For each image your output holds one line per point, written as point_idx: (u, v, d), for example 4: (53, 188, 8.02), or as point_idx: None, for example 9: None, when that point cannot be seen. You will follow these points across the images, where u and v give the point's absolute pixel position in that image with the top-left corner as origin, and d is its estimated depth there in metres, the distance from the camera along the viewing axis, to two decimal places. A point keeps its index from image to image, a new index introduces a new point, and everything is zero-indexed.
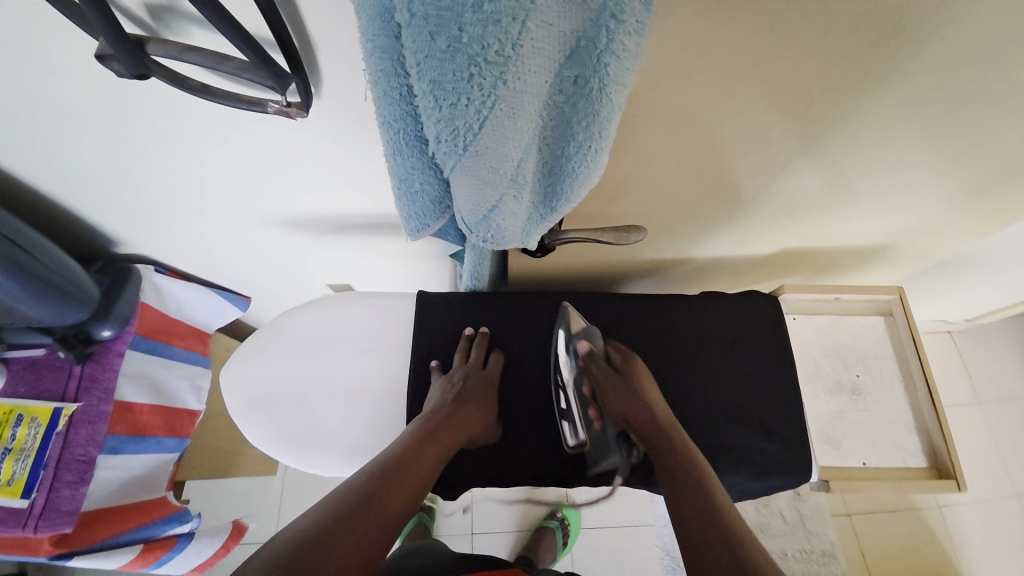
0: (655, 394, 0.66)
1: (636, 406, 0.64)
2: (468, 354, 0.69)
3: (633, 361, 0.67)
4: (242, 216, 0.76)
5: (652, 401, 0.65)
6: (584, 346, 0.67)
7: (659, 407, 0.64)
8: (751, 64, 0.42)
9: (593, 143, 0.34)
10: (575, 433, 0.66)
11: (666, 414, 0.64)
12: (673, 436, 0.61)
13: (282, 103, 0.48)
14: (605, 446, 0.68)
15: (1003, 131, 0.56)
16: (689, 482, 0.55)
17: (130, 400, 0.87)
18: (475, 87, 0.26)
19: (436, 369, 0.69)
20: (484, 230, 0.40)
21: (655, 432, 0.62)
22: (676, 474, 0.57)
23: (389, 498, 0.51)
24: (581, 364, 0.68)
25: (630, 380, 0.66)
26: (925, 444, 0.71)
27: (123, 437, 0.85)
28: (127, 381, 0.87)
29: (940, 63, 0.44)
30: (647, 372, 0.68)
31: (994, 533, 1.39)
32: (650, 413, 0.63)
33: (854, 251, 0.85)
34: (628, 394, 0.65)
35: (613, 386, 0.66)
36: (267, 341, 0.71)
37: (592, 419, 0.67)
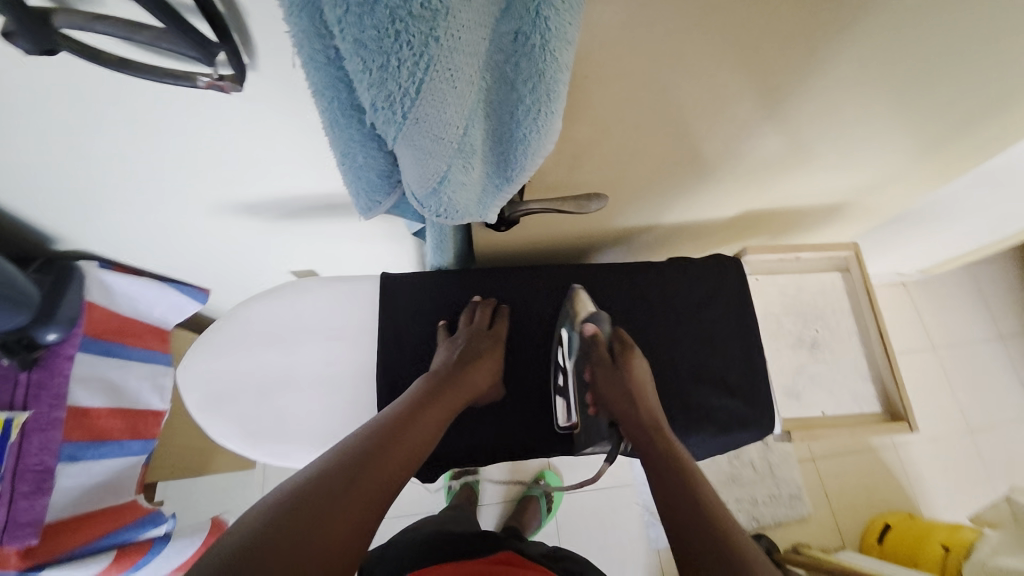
0: (647, 389, 0.63)
1: (627, 401, 0.61)
2: (474, 315, 0.68)
3: (632, 353, 0.64)
4: (186, 205, 0.72)
5: (641, 397, 0.61)
6: (590, 329, 0.64)
7: (649, 404, 0.61)
8: (704, 18, 0.41)
9: (540, 106, 0.33)
10: (569, 415, 0.70)
11: (654, 412, 0.60)
12: (658, 435, 0.59)
13: (214, 77, 0.44)
14: (596, 432, 0.67)
15: (950, 83, 0.57)
16: (677, 482, 0.53)
17: (85, 404, 0.83)
18: (404, 47, 0.24)
19: (443, 329, 0.68)
20: (435, 204, 0.38)
21: (642, 426, 0.60)
22: (659, 468, 0.55)
23: (384, 463, 0.49)
24: (585, 349, 0.65)
25: (625, 372, 0.63)
26: (878, 389, 0.75)
27: (82, 443, 0.82)
28: (80, 384, 0.83)
29: (882, 15, 0.44)
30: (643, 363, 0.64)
31: (945, 466, 1.50)
32: (640, 409, 0.61)
33: (812, 210, 0.87)
34: (621, 384, 0.62)
35: (607, 378, 0.63)
36: (226, 332, 0.68)
37: (589, 405, 0.67)
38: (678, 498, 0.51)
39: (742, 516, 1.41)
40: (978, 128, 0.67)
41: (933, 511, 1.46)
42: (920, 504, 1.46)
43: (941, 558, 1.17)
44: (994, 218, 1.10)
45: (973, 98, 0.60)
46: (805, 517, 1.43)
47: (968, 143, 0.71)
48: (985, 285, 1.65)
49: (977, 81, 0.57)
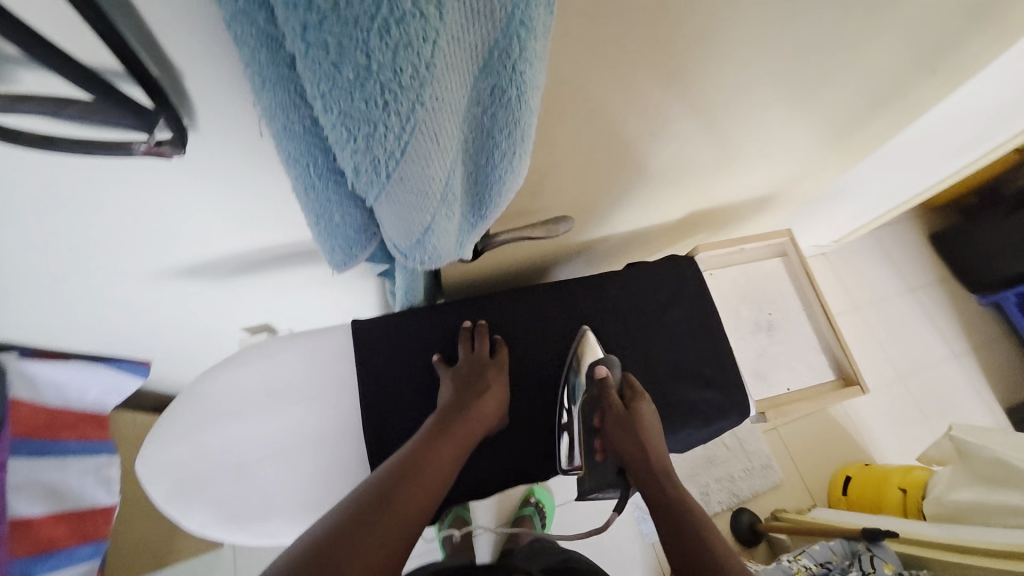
0: (657, 436, 0.63)
1: (636, 444, 0.62)
2: (474, 344, 0.69)
3: (641, 400, 0.66)
4: (120, 277, 0.65)
5: (650, 443, 0.62)
6: (602, 371, 0.67)
7: (657, 450, 0.61)
8: (639, 48, 0.45)
9: (515, 149, 0.33)
10: (572, 458, 0.71)
11: (662, 459, 0.61)
12: (670, 482, 0.58)
13: (151, 142, 0.42)
14: (603, 478, 0.68)
15: (849, 85, 0.65)
16: (683, 518, 0.54)
17: (24, 514, 0.76)
18: (392, 114, 0.24)
19: (440, 361, 0.68)
20: (419, 253, 0.38)
21: (649, 472, 0.59)
22: (662, 500, 0.57)
23: (406, 502, 0.49)
24: (594, 392, 0.68)
25: (634, 419, 0.64)
26: (829, 359, 0.82)
27: (27, 558, 0.76)
28: (19, 493, 0.76)
29: (790, 34, 0.50)
30: (651, 409, 0.66)
31: (884, 413, 1.67)
32: (647, 453, 0.61)
33: (747, 204, 0.94)
34: (630, 429, 0.63)
35: (615, 422, 0.64)
36: (188, 412, 0.63)
37: (595, 451, 0.68)
38: (690, 553, 0.51)
39: (723, 494, 1.48)
40: (874, 120, 0.77)
41: (882, 455, 1.61)
42: (870, 451, 1.61)
43: (902, 500, 1.31)
44: (889, 191, 1.26)
45: (868, 96, 0.69)
46: (777, 483, 1.53)
47: (867, 133, 0.81)
48: (889, 246, 1.88)
49: (869, 82, 0.65)
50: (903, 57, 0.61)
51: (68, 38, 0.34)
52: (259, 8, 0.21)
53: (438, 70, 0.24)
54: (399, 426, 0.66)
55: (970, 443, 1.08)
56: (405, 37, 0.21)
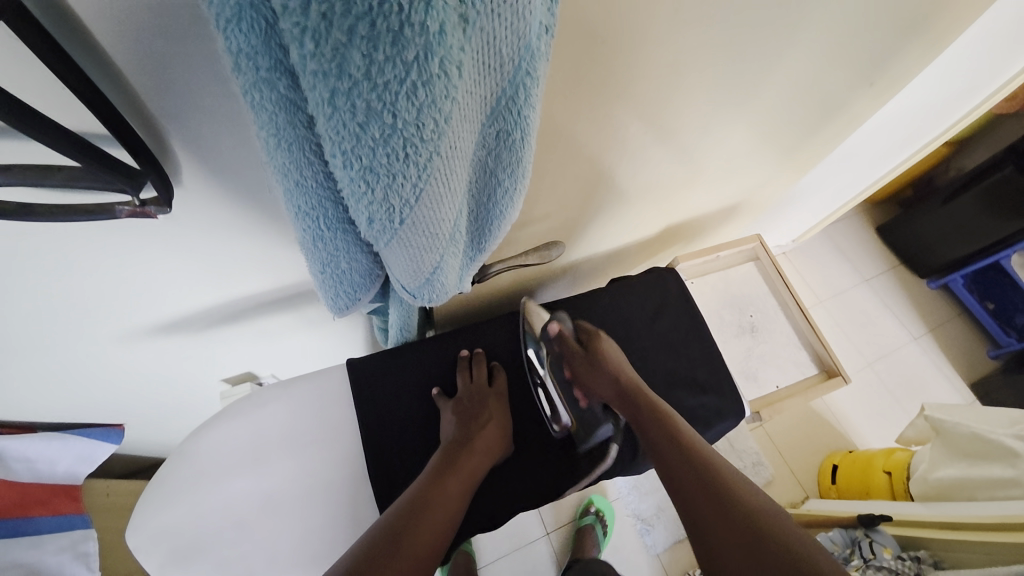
0: (622, 363, 0.70)
1: (608, 377, 0.68)
2: (473, 373, 0.69)
3: (599, 339, 0.71)
4: (99, 339, 0.62)
5: (618, 371, 0.68)
6: (555, 328, 0.71)
7: (626, 373, 0.68)
8: (611, 80, 0.48)
9: (517, 186, 0.35)
10: (561, 416, 0.70)
11: (631, 379, 0.67)
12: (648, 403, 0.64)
13: (136, 203, 0.41)
14: (594, 420, 0.70)
15: (800, 100, 0.70)
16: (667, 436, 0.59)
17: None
18: (411, 165, 0.25)
19: (441, 395, 0.67)
20: (428, 292, 0.39)
21: (631, 398, 0.65)
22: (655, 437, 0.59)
23: (413, 540, 0.49)
24: (555, 348, 0.71)
25: (599, 354, 0.69)
26: (811, 354, 0.86)
27: None
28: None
29: (747, 57, 0.54)
30: (611, 343, 0.71)
31: (860, 399, 1.75)
32: (618, 379, 0.68)
33: (717, 214, 0.99)
34: (600, 366, 0.69)
35: (587, 364, 0.70)
36: (179, 473, 0.60)
37: (578, 399, 0.70)
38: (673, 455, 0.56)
39: None
40: (824, 130, 0.83)
41: (863, 440, 1.68)
42: (852, 438, 1.68)
43: (888, 484, 1.37)
44: (840, 191, 1.35)
45: (820, 108, 0.75)
46: (770, 479, 1.56)
47: (820, 141, 0.87)
48: (843, 241, 2.00)
49: (820, 95, 0.71)
50: (846, 72, 0.67)
51: (53, 105, 0.33)
52: (281, 76, 0.21)
53: (454, 123, 0.25)
54: (404, 464, 0.64)
55: (948, 422, 1.14)
56: (430, 96, 0.22)
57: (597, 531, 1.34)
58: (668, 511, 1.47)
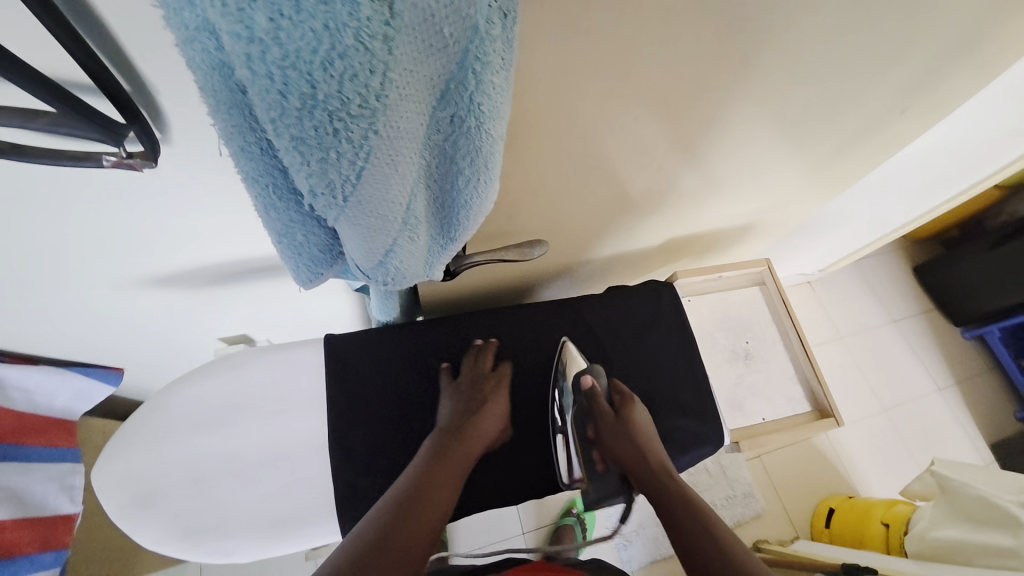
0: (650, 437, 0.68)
1: (630, 447, 0.66)
2: (478, 359, 0.69)
3: (632, 406, 0.69)
4: (94, 285, 0.65)
5: (646, 448, 0.66)
6: (588, 381, 0.70)
7: (654, 452, 0.66)
8: (626, 76, 0.45)
9: (480, 176, 0.34)
10: (573, 471, 0.72)
11: (660, 458, 0.65)
12: (668, 478, 0.62)
13: (121, 155, 0.42)
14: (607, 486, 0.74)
15: (827, 120, 0.66)
16: (680, 507, 0.58)
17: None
18: (344, 141, 0.24)
19: (446, 371, 0.68)
20: (383, 274, 0.38)
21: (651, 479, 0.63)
22: (681, 521, 0.56)
23: (405, 536, 0.49)
24: (585, 403, 0.71)
25: (627, 423, 0.68)
26: (805, 390, 0.82)
27: None
28: None
29: (763, 70, 0.51)
30: (644, 413, 0.70)
31: (868, 443, 1.67)
32: (642, 453, 0.66)
33: (729, 231, 0.96)
34: (625, 437, 0.67)
35: (612, 431, 0.68)
36: (149, 424, 0.61)
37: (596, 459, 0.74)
38: (684, 519, 0.56)
39: None
40: (851, 155, 0.79)
41: (867, 487, 1.60)
42: (854, 483, 1.60)
43: (884, 535, 1.30)
44: (871, 222, 1.28)
45: (846, 132, 0.71)
46: (760, 513, 1.51)
47: (846, 167, 0.83)
48: (873, 277, 1.91)
49: (846, 117, 0.67)
50: (878, 94, 0.63)
51: (37, 52, 0.34)
52: (207, 35, 0.21)
53: (392, 102, 0.24)
54: (366, 447, 0.64)
55: (954, 481, 1.08)
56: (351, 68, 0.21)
57: (577, 531, 1.34)
58: (648, 529, 1.45)
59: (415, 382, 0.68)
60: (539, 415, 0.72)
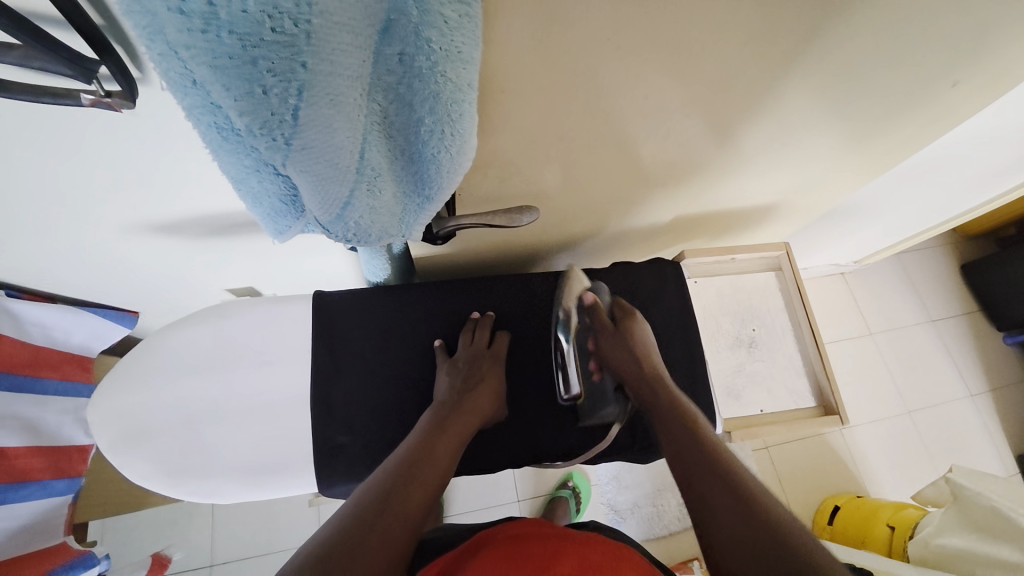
0: (649, 348, 0.67)
1: (630, 354, 0.66)
2: (475, 335, 0.69)
3: (633, 319, 0.68)
4: (97, 229, 0.66)
5: (646, 354, 0.65)
6: (589, 298, 0.70)
7: (651, 359, 0.65)
8: (642, 9, 0.37)
9: (443, 125, 0.31)
10: (570, 386, 0.70)
11: (655, 364, 0.65)
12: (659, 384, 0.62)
13: (100, 94, 0.41)
14: (602, 398, 0.71)
15: (864, 91, 0.59)
16: (679, 425, 0.55)
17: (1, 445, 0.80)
18: (267, 71, 0.22)
19: (441, 348, 0.68)
20: (345, 229, 0.36)
21: (646, 383, 0.63)
22: (673, 429, 0.56)
23: (404, 501, 0.50)
24: (586, 319, 0.70)
25: (628, 334, 0.67)
26: (812, 384, 0.78)
27: (3, 486, 0.80)
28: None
29: (790, 30, 0.45)
30: (643, 327, 0.68)
31: (885, 444, 1.60)
32: (639, 360, 0.65)
33: (751, 211, 0.89)
34: (625, 345, 0.66)
35: (610, 340, 0.68)
36: (140, 366, 0.64)
37: (592, 371, 0.70)
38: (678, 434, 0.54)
39: None
40: (892, 134, 0.71)
41: (879, 488, 1.54)
42: (865, 483, 1.54)
43: (887, 538, 1.26)
44: (915, 211, 1.18)
45: (887, 106, 0.63)
46: None
47: (886, 147, 0.75)
48: (914, 272, 1.78)
49: (888, 89, 0.59)
50: (926, 63, 0.55)
51: None
52: None
53: (315, 31, 0.22)
54: (347, 406, 0.65)
55: (968, 489, 1.05)
56: None
57: (570, 504, 1.35)
58: (643, 508, 1.45)
59: (399, 349, 0.68)
60: (524, 389, 0.71)
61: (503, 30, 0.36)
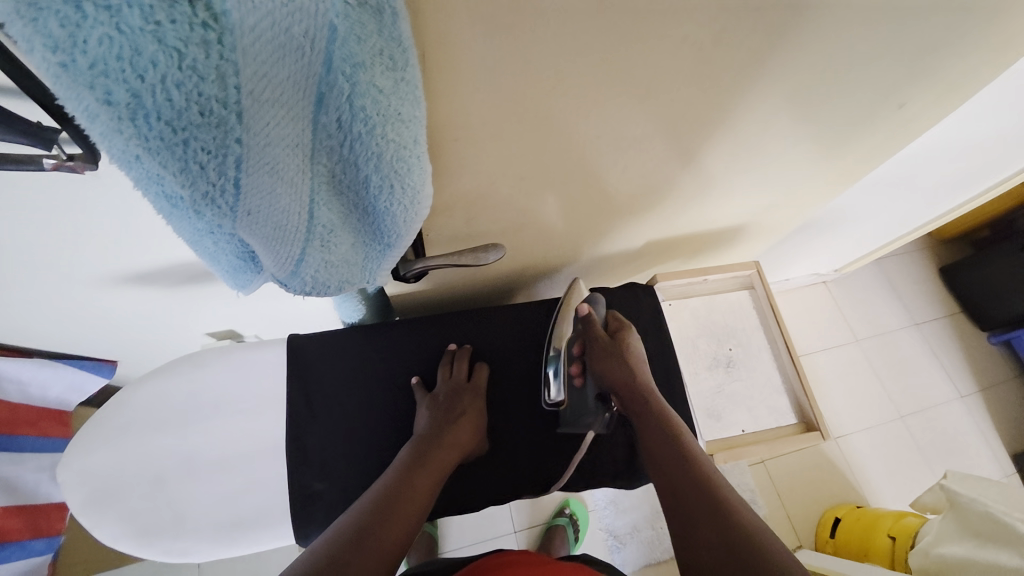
0: (641, 363, 0.68)
1: (623, 369, 0.66)
2: (453, 368, 0.68)
3: (626, 333, 0.70)
4: (69, 284, 0.65)
5: (636, 366, 0.66)
6: (585, 309, 0.70)
7: (642, 375, 0.66)
8: (582, 61, 0.39)
9: (389, 179, 0.32)
10: (558, 393, 0.68)
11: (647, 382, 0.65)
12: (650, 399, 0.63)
13: (61, 158, 0.41)
14: (583, 406, 0.70)
15: (812, 116, 0.61)
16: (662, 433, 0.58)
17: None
18: (199, 150, 0.23)
19: (419, 385, 0.67)
20: (303, 281, 0.37)
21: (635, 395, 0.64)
22: (655, 440, 0.58)
23: (380, 538, 0.49)
24: (579, 327, 0.70)
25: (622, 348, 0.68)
26: (792, 402, 0.78)
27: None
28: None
29: (729, 69, 0.47)
30: (636, 343, 0.70)
31: (880, 451, 1.59)
32: (632, 375, 0.65)
33: (723, 231, 0.91)
34: (614, 358, 0.67)
35: (607, 352, 0.67)
36: (111, 422, 0.63)
37: (574, 376, 0.71)
38: (659, 436, 0.58)
39: None
40: (846, 154, 0.74)
41: (879, 498, 1.53)
42: (865, 494, 1.53)
43: (890, 549, 1.24)
44: (884, 221, 1.21)
45: (836, 129, 0.66)
46: None
47: (842, 166, 0.78)
48: (894, 277, 1.82)
49: (835, 114, 0.62)
50: (865, 90, 0.58)
51: None
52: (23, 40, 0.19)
53: (244, 110, 0.22)
54: (323, 450, 0.65)
55: (963, 496, 1.04)
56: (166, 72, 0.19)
57: (568, 533, 1.32)
58: (643, 532, 1.42)
59: (373, 388, 0.67)
60: (505, 421, 0.71)
61: (448, 84, 0.37)
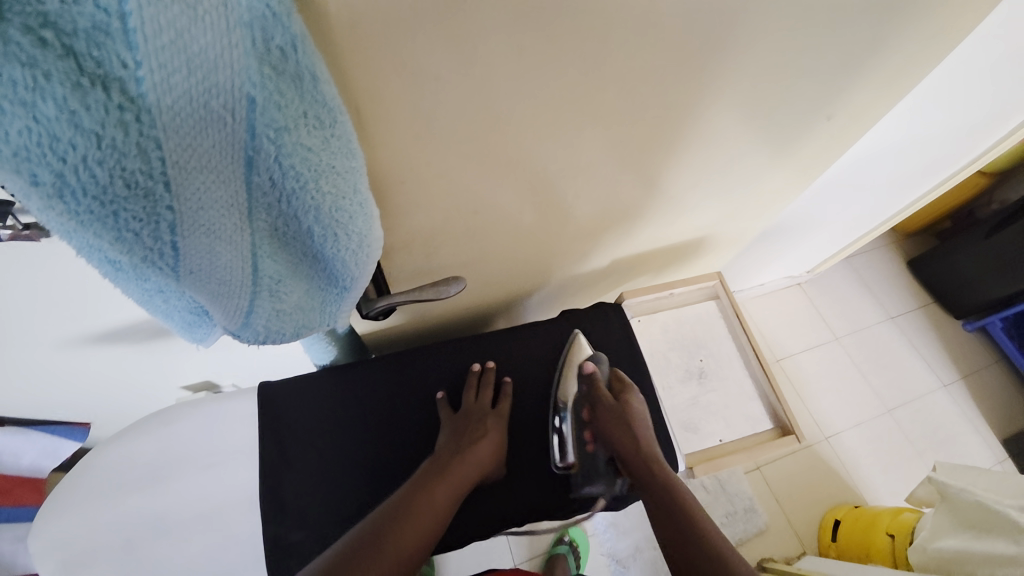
0: (645, 425, 0.68)
1: (630, 433, 0.66)
2: (480, 391, 0.70)
3: (629, 393, 0.70)
4: (34, 349, 0.65)
5: (644, 433, 0.66)
6: (590, 368, 0.73)
7: (649, 439, 0.66)
8: (513, 103, 0.42)
9: (330, 226, 0.33)
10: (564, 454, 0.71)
11: (653, 450, 0.64)
12: (657, 468, 0.62)
13: (18, 228, 0.42)
14: (594, 470, 0.70)
15: (748, 133, 0.65)
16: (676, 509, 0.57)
17: None
18: (130, 217, 0.24)
19: (444, 401, 0.69)
20: (258, 329, 0.38)
21: (643, 462, 0.63)
22: (664, 514, 0.57)
23: (392, 544, 0.50)
24: (583, 387, 0.72)
25: (627, 409, 0.68)
26: (766, 406, 0.80)
27: None
28: None
29: (657, 99, 0.50)
30: (641, 402, 0.70)
31: (872, 447, 1.60)
32: (639, 443, 0.65)
33: (687, 244, 0.94)
34: (624, 424, 0.67)
35: (613, 414, 0.68)
36: (82, 487, 0.62)
37: (587, 441, 0.71)
38: (670, 512, 0.57)
39: None
40: (787, 164, 0.78)
41: (876, 495, 1.52)
42: (862, 492, 1.52)
43: (891, 547, 1.23)
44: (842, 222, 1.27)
45: (775, 144, 0.70)
46: (762, 528, 1.44)
47: (788, 174, 0.82)
48: (865, 274, 1.87)
49: (770, 130, 0.66)
50: (793, 106, 0.63)
51: None
52: None
53: (171, 179, 0.24)
54: (299, 499, 0.64)
55: (952, 486, 1.05)
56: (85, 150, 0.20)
57: (569, 561, 1.29)
58: (645, 553, 1.40)
59: (349, 430, 0.67)
60: (518, 437, 0.72)
61: (387, 135, 0.39)
